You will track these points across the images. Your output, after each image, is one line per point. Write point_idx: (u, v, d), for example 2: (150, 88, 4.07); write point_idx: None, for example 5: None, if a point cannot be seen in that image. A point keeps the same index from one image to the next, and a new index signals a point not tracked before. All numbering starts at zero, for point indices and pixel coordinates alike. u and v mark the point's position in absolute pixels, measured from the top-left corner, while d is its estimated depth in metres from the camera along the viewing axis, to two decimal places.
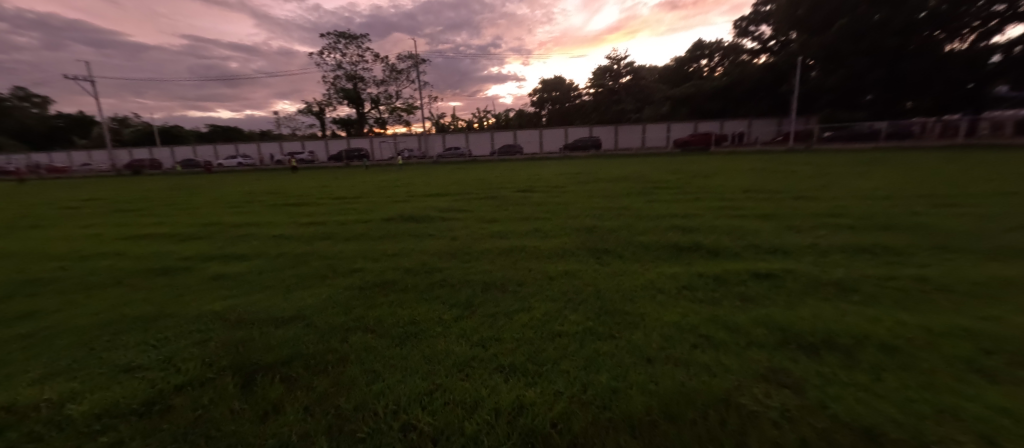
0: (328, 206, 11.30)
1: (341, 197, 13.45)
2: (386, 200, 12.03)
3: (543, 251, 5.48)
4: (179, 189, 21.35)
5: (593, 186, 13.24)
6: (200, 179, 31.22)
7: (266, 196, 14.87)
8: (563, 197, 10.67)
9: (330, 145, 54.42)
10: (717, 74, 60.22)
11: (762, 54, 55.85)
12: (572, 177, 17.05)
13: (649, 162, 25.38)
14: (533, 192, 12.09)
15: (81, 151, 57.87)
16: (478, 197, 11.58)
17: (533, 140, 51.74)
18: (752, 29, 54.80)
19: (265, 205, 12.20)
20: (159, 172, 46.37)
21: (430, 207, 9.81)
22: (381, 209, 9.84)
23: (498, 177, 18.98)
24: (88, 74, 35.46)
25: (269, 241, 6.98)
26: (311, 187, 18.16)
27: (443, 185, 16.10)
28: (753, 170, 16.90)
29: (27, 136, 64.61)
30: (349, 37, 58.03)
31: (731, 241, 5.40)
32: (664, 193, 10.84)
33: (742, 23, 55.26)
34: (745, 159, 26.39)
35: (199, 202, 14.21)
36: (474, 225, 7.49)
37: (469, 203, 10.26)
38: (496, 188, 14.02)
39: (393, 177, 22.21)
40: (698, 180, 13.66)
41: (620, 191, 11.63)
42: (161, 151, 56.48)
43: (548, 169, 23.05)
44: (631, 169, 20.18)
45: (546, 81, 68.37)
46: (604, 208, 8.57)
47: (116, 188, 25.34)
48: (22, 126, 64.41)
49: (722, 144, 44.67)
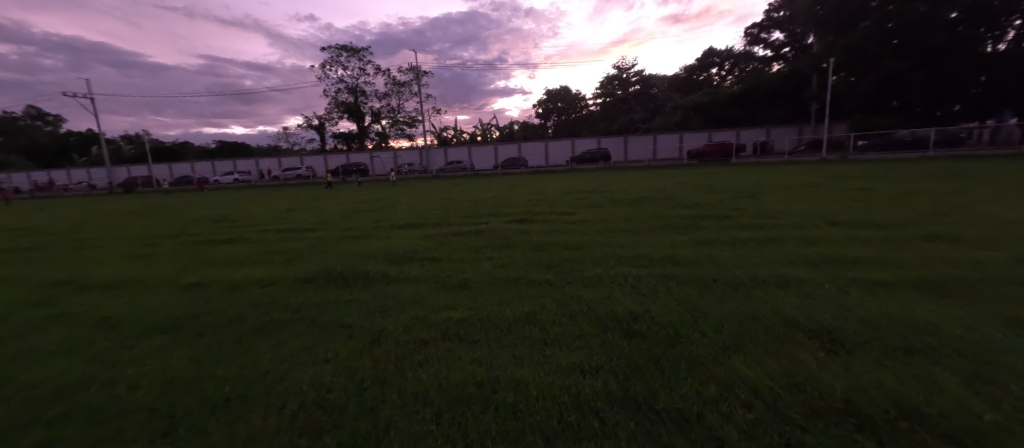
0: (257, 245, 8.49)
1: (291, 228, 10.68)
2: (338, 236, 9.18)
3: (535, 411, 2.41)
4: (134, 213, 18.75)
5: (608, 213, 10.23)
6: (182, 198, 28.84)
7: (207, 225, 12.17)
8: (570, 234, 7.69)
9: (329, 160, 52.30)
10: (730, 83, 57.60)
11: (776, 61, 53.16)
12: (579, 198, 14.10)
13: (667, 178, 22.33)
14: (532, 224, 9.13)
15: (78, 168, 56.35)
16: (456, 232, 8.65)
17: (539, 152, 49.17)
18: (765, 35, 52.08)
19: (185, 242, 9.45)
20: (151, 189, 44.50)
21: (382, 251, 6.93)
22: (314, 256, 6.92)
23: (492, 197, 16.13)
24: (86, 92, 34.60)
25: (80, 335, 4.09)
26: (273, 212, 15.42)
27: (422, 210, 13.23)
28: (799, 187, 13.85)
29: (39, 155, 64.90)
30: (350, 51, 56.73)
31: (973, 392, 2.31)
32: (712, 226, 7.85)
33: (753, 30, 52.87)
34: (778, 171, 23.35)
35: (125, 233, 11.47)
36: (425, 300, 4.51)
37: (438, 245, 7.35)
38: (486, 215, 11.11)
39: (375, 197, 19.45)
40: (744, 203, 10.63)
41: (647, 221, 8.64)
42: (159, 167, 54.94)
43: (551, 186, 20.07)
44: (649, 187, 17.20)
45: (551, 91, 66.07)
46: (636, 262, 5.51)
47: (79, 210, 22.96)
48: (36, 145, 65.09)
49: (742, 155, 41.44)
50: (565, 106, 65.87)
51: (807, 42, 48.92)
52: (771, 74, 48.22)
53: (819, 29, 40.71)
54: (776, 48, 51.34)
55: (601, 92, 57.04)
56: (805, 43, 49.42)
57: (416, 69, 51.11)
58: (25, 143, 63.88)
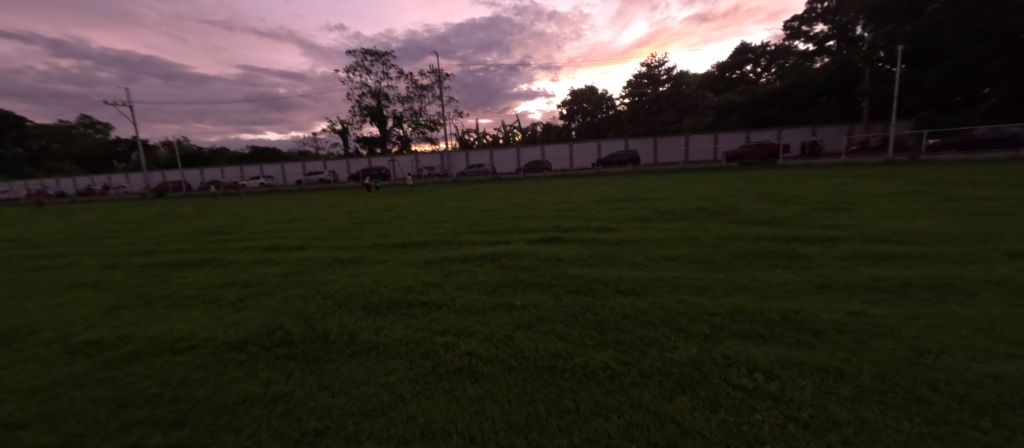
0: (225, 271, 6.86)
1: (278, 244, 9.11)
2: (323, 257, 7.49)
3: None
4: (143, 220, 18.01)
5: (658, 231, 8.08)
6: (203, 203, 28.56)
7: (196, 238, 10.87)
8: (619, 266, 5.62)
9: (351, 164, 52.01)
10: (767, 80, 53.67)
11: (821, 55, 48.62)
12: (613, 209, 11.93)
13: (709, 183, 19.74)
14: (562, 247, 7.13)
15: (118, 173, 58.53)
16: (465, 257, 6.76)
17: (563, 155, 47.07)
18: (806, 28, 47.47)
19: (151, 262, 7.97)
20: (181, 193, 45.32)
21: (365, 290, 5.11)
22: (277, 295, 5.14)
23: (510, 206, 14.20)
24: (124, 100, 35.55)
25: None
26: (276, 221, 14.17)
27: (432, 222, 11.48)
28: (883, 196, 11.31)
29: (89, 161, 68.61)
30: (374, 55, 56.57)
31: None
32: (822, 257, 5.53)
33: (793, 23, 48.83)
34: (834, 174, 20.57)
35: (108, 246, 10.33)
36: (394, 408, 2.57)
37: (438, 281, 5.42)
38: (503, 231, 9.18)
39: (387, 205, 17.98)
40: (834, 219, 8.16)
41: (719, 247, 6.41)
42: (191, 172, 56.32)
43: (578, 193, 18.15)
44: (692, 194, 14.89)
45: (576, 92, 63.84)
46: (748, 334, 3.36)
47: (97, 216, 22.63)
48: (85, 152, 68.88)
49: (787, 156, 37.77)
50: (590, 107, 63.38)
51: (855, 33, 44.05)
52: (816, 68, 44.01)
53: (875, 18, 36.48)
54: (820, 41, 46.53)
55: (628, 92, 54.14)
56: (851, 34, 44.55)
57: (437, 71, 50.08)
58: (78, 150, 67.71)
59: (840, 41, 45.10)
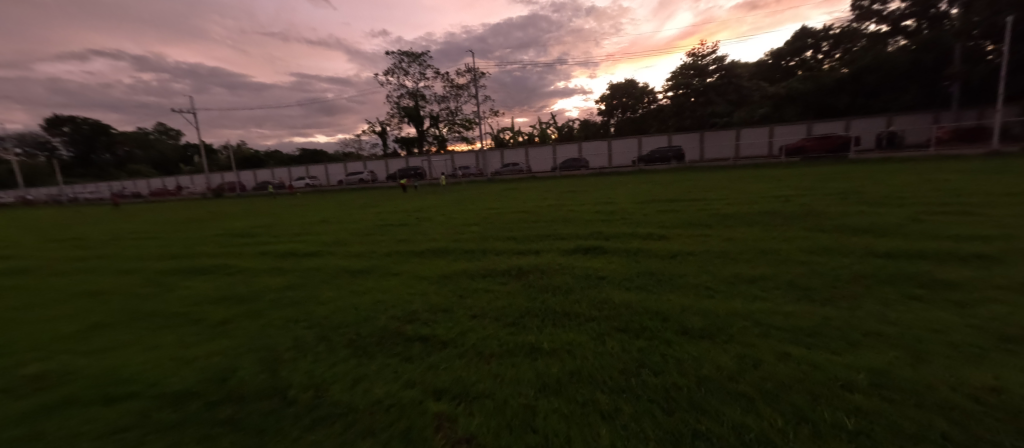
0: (228, 283, 6.28)
1: (295, 250, 8.60)
2: (333, 267, 6.76)
3: None
4: (193, 220, 18.82)
5: (723, 241, 6.59)
6: (251, 203, 29.87)
7: (226, 241, 10.81)
8: (680, 291, 4.31)
9: (390, 165, 53.16)
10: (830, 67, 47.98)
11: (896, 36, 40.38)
12: (661, 213, 10.45)
13: (772, 181, 17.44)
14: (604, 260, 5.88)
15: (185, 176, 63.89)
16: (487, 271, 5.73)
17: (601, 152, 45.06)
18: (878, 7, 39.90)
19: (165, 269, 7.64)
20: (237, 193, 48.45)
21: (360, 315, 4.17)
22: (261, 320, 4.36)
23: (544, 208, 13.07)
24: (191, 108, 38.66)
25: None
26: (307, 223, 14.09)
27: (457, 226, 10.59)
28: (1005, 195, 9.06)
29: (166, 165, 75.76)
30: (412, 57, 57.28)
31: None
32: (985, 286, 3.86)
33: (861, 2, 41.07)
34: (923, 170, 17.56)
35: (144, 248, 10.48)
36: None
37: (451, 305, 4.43)
38: (533, 238, 8.06)
39: (418, 205, 17.59)
40: (957, 226, 6.31)
41: (817, 266, 4.84)
42: (247, 174, 60.24)
43: (618, 193, 16.72)
44: (750, 193, 13.07)
45: (615, 87, 61.11)
46: (934, 432, 1.99)
47: (158, 216, 24.21)
48: (163, 157, 76.14)
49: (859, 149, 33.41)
50: (630, 102, 60.44)
51: (940, 9, 36.87)
52: (893, 50, 38.53)
53: None
54: (894, 21, 39.34)
55: (672, 84, 50.83)
56: (937, 10, 36.96)
57: (473, 70, 49.70)
58: (156, 155, 74.93)
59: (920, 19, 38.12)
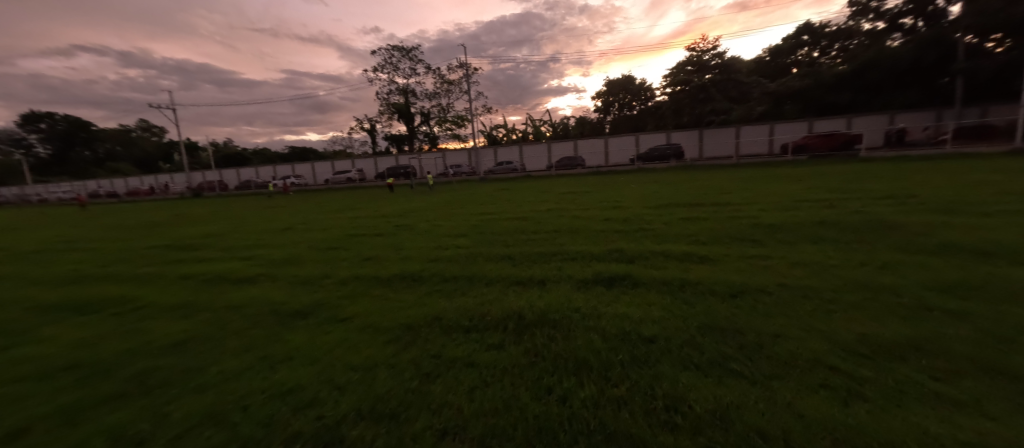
0: (99, 333, 4.32)
1: (229, 273, 6.67)
2: (263, 305, 4.89)
3: None
4: (150, 225, 16.76)
5: (794, 268, 4.92)
6: (226, 204, 27.66)
7: (160, 256, 8.90)
8: (798, 383, 2.53)
9: (379, 163, 50.98)
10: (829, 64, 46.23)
11: (893, 33, 37.64)
12: (683, 221, 8.79)
13: (792, 182, 15.83)
14: (640, 302, 4.11)
15: (165, 174, 60.89)
16: (470, 321, 3.89)
17: (598, 150, 43.41)
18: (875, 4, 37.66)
19: (40, 305, 5.66)
20: (217, 193, 45.98)
21: (241, 435, 2.34)
22: (77, 434, 2.49)
23: (543, 214, 11.36)
24: (167, 103, 36.43)
25: None
26: (271, 230, 12.22)
27: (443, 237, 8.81)
28: None
29: (148, 163, 72.69)
30: (402, 52, 54.94)
31: None
32: None
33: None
34: (948, 169, 16.19)
35: (54, 266, 8.53)
36: None
37: (408, 401, 2.63)
38: (534, 258, 6.30)
39: (401, 209, 15.78)
40: None
41: (976, 322, 3.16)
42: (229, 172, 57.56)
43: (623, 194, 15.10)
44: (776, 197, 11.50)
45: (612, 83, 59.42)
46: None
47: (118, 218, 21.97)
48: (145, 155, 73.28)
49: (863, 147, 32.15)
50: (627, 98, 58.86)
51: (939, 5, 34.36)
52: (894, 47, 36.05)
53: None
54: (890, 18, 37.18)
55: (670, 81, 49.30)
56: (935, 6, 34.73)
57: (466, 65, 47.64)
58: (137, 153, 71.88)
59: (917, 17, 35.61)
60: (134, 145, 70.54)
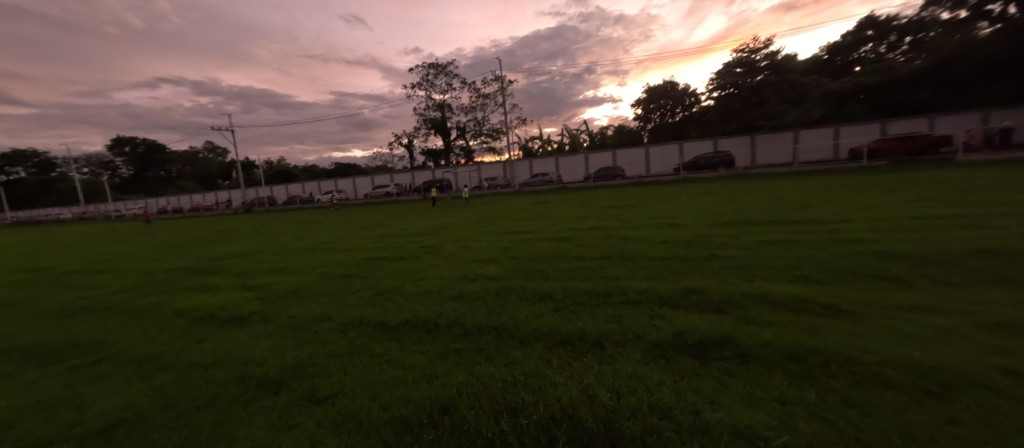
0: (30, 404, 3.41)
1: (225, 310, 5.79)
2: (236, 366, 3.82)
3: None
4: (193, 242, 17.07)
5: (1005, 337, 3.13)
6: (269, 219, 28.49)
7: (175, 281, 8.40)
8: None
9: (415, 177, 51.62)
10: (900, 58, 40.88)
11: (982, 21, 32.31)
12: (768, 245, 7.01)
13: (882, 192, 13.21)
14: (767, 399, 2.56)
15: (224, 191, 65.54)
16: (495, 426, 2.53)
17: (637, 160, 41.05)
18: None
19: (20, 345, 5.03)
20: (266, 208, 48.45)
21: None
22: None
23: (587, 233, 9.84)
24: (225, 126, 39.13)
25: None
26: (296, 250, 11.72)
27: (469, 264, 7.60)
28: None
29: (211, 181, 79.11)
30: (438, 68, 55.84)
31: None
32: None
33: None
34: None
35: (73, 291, 8.24)
36: None
37: None
38: (581, 300, 4.88)
39: (430, 226, 14.91)
40: None
41: None
42: (279, 188, 60.88)
43: (677, 209, 13.31)
44: (875, 212, 9.29)
45: (652, 89, 56.77)
46: None
47: (171, 234, 23.04)
48: (210, 173, 79.85)
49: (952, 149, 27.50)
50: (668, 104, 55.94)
51: None
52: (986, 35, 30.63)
53: None
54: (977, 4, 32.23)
55: (715, 85, 46.12)
56: None
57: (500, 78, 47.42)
58: (203, 172, 78.49)
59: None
60: (200, 165, 77.23)
